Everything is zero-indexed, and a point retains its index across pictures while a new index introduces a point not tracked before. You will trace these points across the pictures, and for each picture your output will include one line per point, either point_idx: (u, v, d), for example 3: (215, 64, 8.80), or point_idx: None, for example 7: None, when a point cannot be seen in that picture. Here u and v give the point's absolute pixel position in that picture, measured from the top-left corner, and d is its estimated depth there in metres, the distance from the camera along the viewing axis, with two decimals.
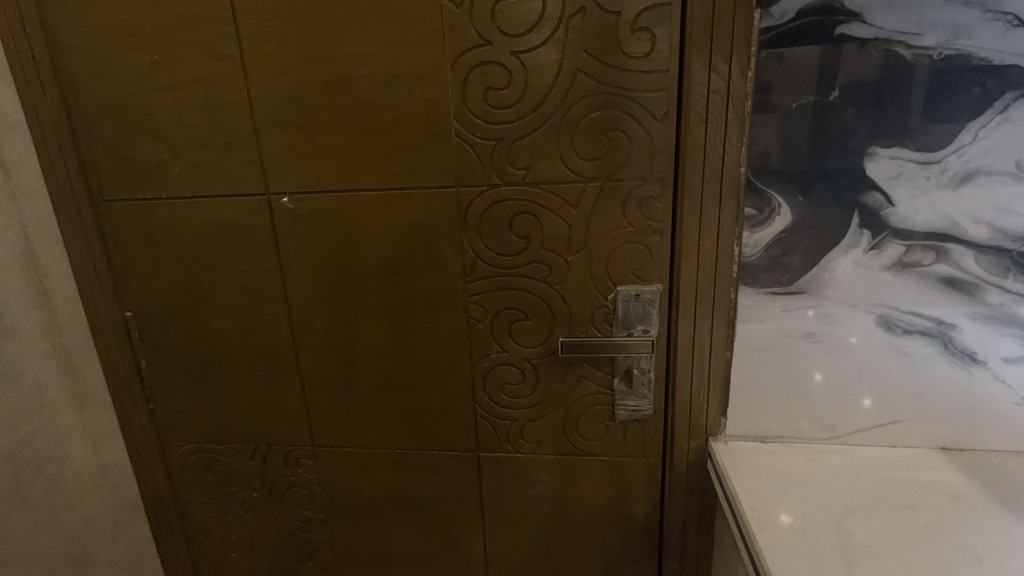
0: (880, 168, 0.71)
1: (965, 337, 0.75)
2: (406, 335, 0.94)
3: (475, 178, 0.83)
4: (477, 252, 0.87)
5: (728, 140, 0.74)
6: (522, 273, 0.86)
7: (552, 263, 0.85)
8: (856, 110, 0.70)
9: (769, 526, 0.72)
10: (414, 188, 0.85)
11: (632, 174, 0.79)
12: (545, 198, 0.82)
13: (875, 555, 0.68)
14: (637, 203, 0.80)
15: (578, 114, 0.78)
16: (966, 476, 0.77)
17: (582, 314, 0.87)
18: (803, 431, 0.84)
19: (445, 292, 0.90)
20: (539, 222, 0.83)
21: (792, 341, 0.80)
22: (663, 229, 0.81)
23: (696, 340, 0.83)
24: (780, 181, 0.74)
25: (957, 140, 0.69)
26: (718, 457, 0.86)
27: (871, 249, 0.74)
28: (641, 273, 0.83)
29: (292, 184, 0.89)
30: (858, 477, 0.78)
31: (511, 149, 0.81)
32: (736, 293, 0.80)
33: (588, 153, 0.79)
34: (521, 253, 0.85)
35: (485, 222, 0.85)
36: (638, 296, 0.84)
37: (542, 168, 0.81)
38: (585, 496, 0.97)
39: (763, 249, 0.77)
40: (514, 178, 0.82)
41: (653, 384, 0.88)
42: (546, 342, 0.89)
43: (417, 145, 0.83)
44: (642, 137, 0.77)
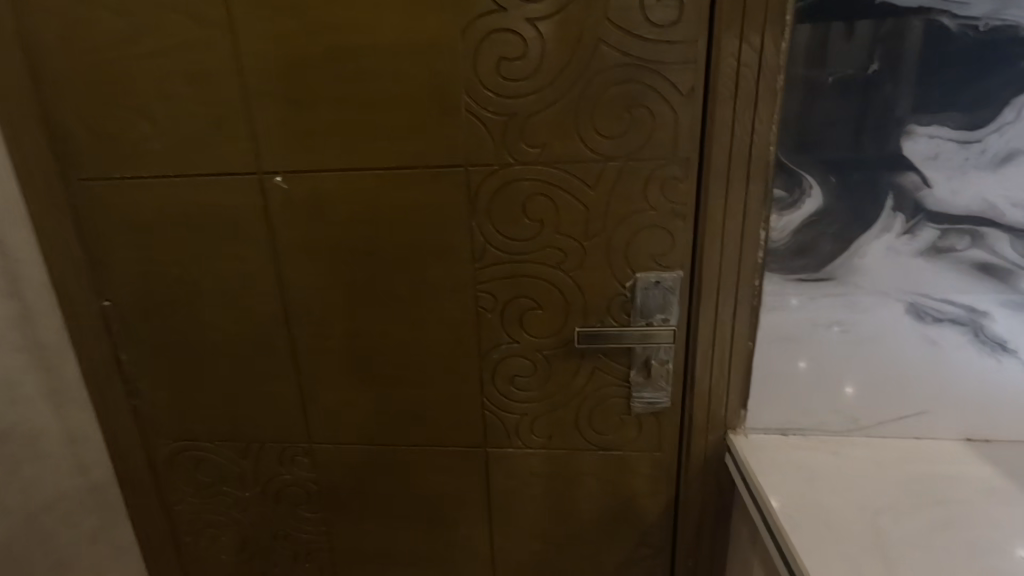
0: (918, 147, 0.67)
1: (997, 326, 0.72)
2: (409, 326, 0.88)
3: (485, 157, 0.77)
4: (486, 236, 0.81)
5: (758, 117, 0.70)
6: (534, 259, 0.81)
7: (566, 248, 0.80)
8: (895, 85, 0.66)
9: (802, 526, 0.70)
10: (420, 167, 0.79)
11: (655, 153, 0.74)
12: (560, 179, 0.77)
13: (911, 554, 0.65)
14: (659, 184, 0.75)
15: (598, 88, 0.72)
16: (995, 469, 0.74)
17: (597, 302, 0.82)
18: (825, 423, 0.81)
19: (452, 280, 0.85)
20: (553, 205, 0.78)
21: (818, 331, 0.77)
22: (686, 212, 0.76)
23: (718, 329, 0.79)
24: (811, 161, 0.70)
25: (999, 118, 0.65)
26: (738, 452, 0.82)
27: (904, 233, 0.70)
28: (662, 259, 0.79)
29: (286, 163, 0.82)
30: (885, 471, 0.75)
31: (524, 126, 0.75)
32: (761, 280, 0.76)
33: (608, 130, 0.74)
34: (533, 237, 0.80)
35: (495, 205, 0.79)
36: (657, 284, 0.80)
37: (558, 147, 0.76)
38: (597, 491, 0.94)
39: (791, 234, 0.73)
40: (528, 157, 0.77)
41: (671, 376, 0.84)
42: (558, 332, 0.85)
43: (424, 121, 0.77)
44: (666, 114, 0.72)
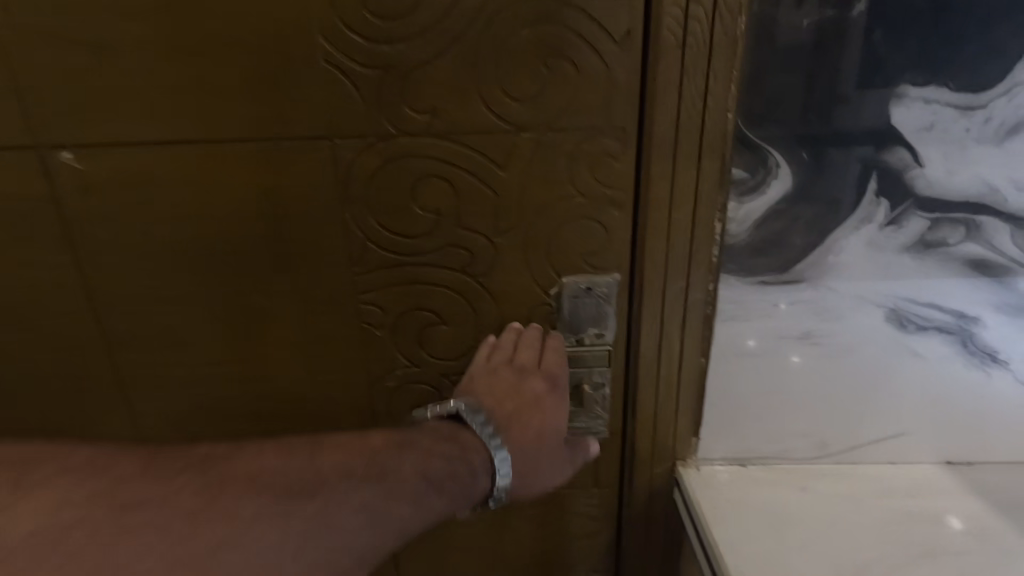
0: (909, 115, 0.53)
1: (990, 334, 0.61)
2: (275, 349, 0.68)
3: (359, 126, 0.57)
4: (368, 232, 0.62)
5: (713, 73, 0.53)
6: (433, 261, 0.63)
7: (473, 247, 0.62)
8: (886, 31, 0.50)
9: None
10: (270, 141, 0.58)
11: (582, 122, 0.56)
12: (460, 156, 0.58)
13: None
14: (588, 162, 0.58)
15: (504, 31, 0.53)
16: (982, 502, 0.63)
17: (514, 315, 0.65)
18: (790, 451, 0.67)
19: (328, 289, 0.65)
20: (453, 190, 0.59)
21: (783, 345, 0.62)
22: (622, 200, 0.59)
23: (664, 345, 0.63)
24: (779, 132, 0.55)
25: (1009, 77, 0.51)
26: (689, 490, 0.67)
27: (888, 224, 0.56)
28: (593, 259, 0.62)
29: (75, 134, 0.58)
30: (860, 511, 0.63)
31: (408, 83, 0.55)
32: (716, 284, 0.61)
33: (521, 90, 0.55)
34: (431, 233, 0.61)
35: (377, 191, 0.60)
36: (589, 290, 0.63)
37: (454, 112, 0.56)
38: (524, 537, 0.77)
39: (753, 226, 0.58)
40: (416, 127, 0.57)
41: (608, 402, 0.68)
42: (469, 352, 0.67)
43: (268, 75, 0.55)
44: (595, 68, 0.54)
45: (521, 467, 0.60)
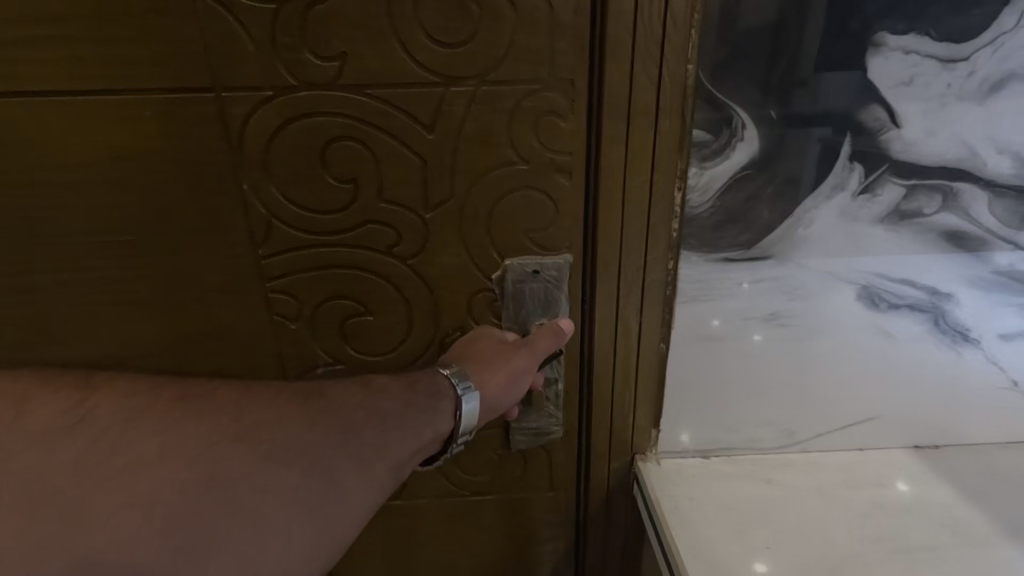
0: (887, 69, 0.47)
1: (961, 311, 0.57)
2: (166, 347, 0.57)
3: (252, 75, 0.47)
4: (270, 206, 0.52)
5: (673, 15, 0.45)
6: (353, 241, 0.53)
7: (400, 224, 0.53)
8: None
9: None
10: (138, 94, 0.47)
11: (522, 71, 0.47)
12: (377, 113, 0.49)
13: None
14: (532, 122, 0.49)
15: None
16: (951, 487, 0.60)
17: (451, 301, 0.56)
18: (756, 440, 0.63)
19: (228, 275, 0.55)
20: (372, 155, 0.50)
21: (749, 327, 0.57)
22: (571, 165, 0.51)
23: (620, 331, 0.57)
24: (745, 86, 0.48)
25: (994, 26, 0.46)
26: (649, 487, 0.61)
27: (861, 193, 0.51)
28: (541, 239, 0.54)
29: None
30: (828, 503, 0.59)
31: (307, 22, 0.45)
32: (676, 262, 0.54)
33: (445, 31, 0.46)
34: (348, 208, 0.52)
35: (281, 156, 0.50)
36: (537, 273, 0.55)
37: (366, 58, 0.47)
38: (474, 547, 0.70)
39: (716, 196, 0.51)
40: (322, 77, 0.47)
41: (562, 401, 0.61)
42: (400, 346, 0.58)
43: (131, 9, 0.45)
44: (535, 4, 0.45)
45: (478, 365, 0.51)
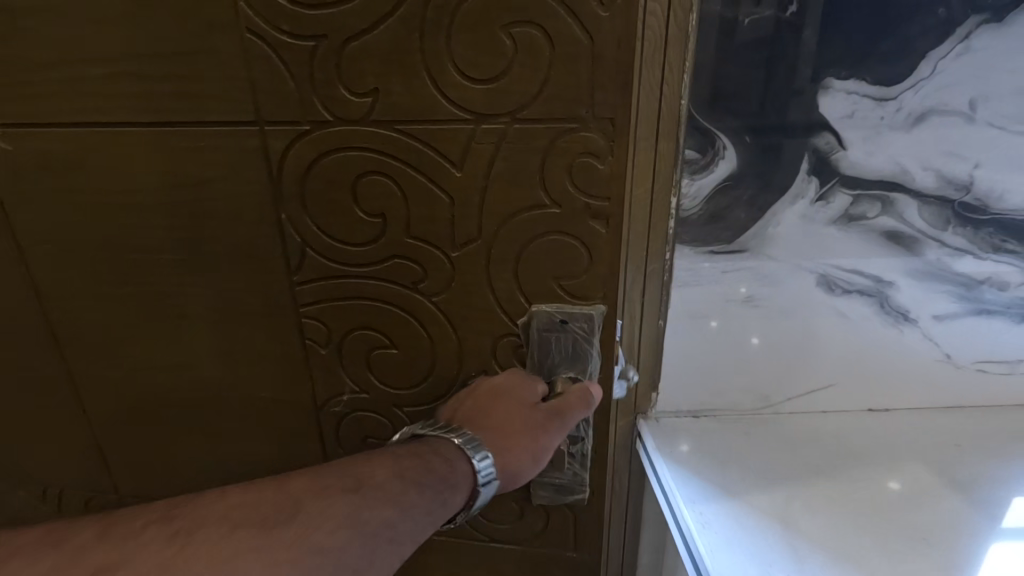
0: (835, 104, 0.60)
1: (901, 296, 0.71)
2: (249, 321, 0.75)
3: (290, 110, 0.62)
4: (306, 234, 0.68)
5: (667, 64, 0.58)
6: (374, 268, 0.69)
7: (416, 256, 0.67)
8: (816, 29, 0.57)
9: (711, 519, 0.65)
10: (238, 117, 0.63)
11: (556, 108, 0.58)
12: (393, 163, 0.63)
13: (821, 544, 0.62)
14: (570, 162, 0.60)
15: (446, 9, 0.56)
16: (897, 439, 0.74)
17: (473, 335, 0.71)
18: (736, 403, 0.76)
19: (276, 278, 0.71)
20: (394, 196, 0.64)
21: (730, 307, 0.70)
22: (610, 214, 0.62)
23: (626, 313, 0.69)
24: (725, 115, 0.61)
25: (916, 72, 0.59)
26: (648, 439, 0.74)
27: (818, 200, 0.64)
28: (570, 286, 0.66)
29: (90, 107, 0.65)
30: (794, 449, 0.72)
31: (344, 63, 0.59)
32: (671, 254, 0.67)
33: (479, 71, 0.58)
34: (375, 242, 0.67)
35: (315, 190, 0.65)
36: (564, 324, 0.68)
37: (398, 94, 0.60)
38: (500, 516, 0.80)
39: (703, 201, 0.64)
40: (354, 111, 0.61)
41: (583, 461, 0.75)
42: (426, 357, 0.73)
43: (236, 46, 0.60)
44: (576, 40, 0.56)
45: (508, 444, 0.64)
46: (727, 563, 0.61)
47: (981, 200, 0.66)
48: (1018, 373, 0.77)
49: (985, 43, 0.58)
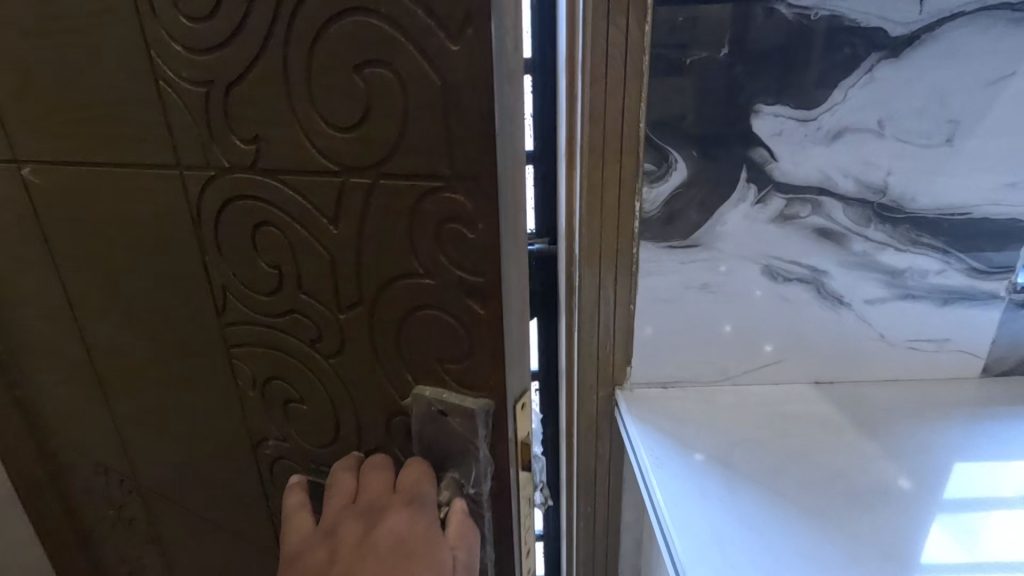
0: (764, 124, 0.74)
1: (835, 283, 0.83)
2: (183, 352, 0.81)
3: (196, 157, 0.64)
4: (227, 282, 0.71)
5: (628, 96, 0.73)
6: (281, 321, 0.71)
7: (314, 315, 0.68)
8: (745, 66, 0.72)
9: (666, 462, 0.78)
10: (162, 160, 0.67)
11: (421, 164, 0.54)
12: (273, 216, 0.64)
13: (755, 480, 0.74)
14: (449, 235, 0.56)
15: (301, 53, 0.53)
16: (834, 405, 0.86)
17: (368, 400, 0.70)
18: (698, 375, 0.89)
19: (195, 320, 0.77)
20: (280, 242, 0.65)
21: (688, 293, 0.83)
22: (486, 294, 0.57)
23: (601, 296, 0.84)
24: (677, 136, 0.76)
25: (830, 98, 0.73)
26: (622, 405, 0.88)
27: (757, 202, 0.78)
28: (455, 371, 0.62)
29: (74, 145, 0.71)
30: (743, 411, 0.86)
31: (229, 116, 0.60)
32: (638, 248, 0.81)
33: (344, 121, 0.55)
34: (276, 292, 0.69)
35: (225, 242, 0.69)
36: (444, 414, 0.64)
37: (271, 143, 0.59)
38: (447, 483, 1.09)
39: (662, 204, 0.79)
40: (242, 157, 0.62)
41: None
42: (336, 417, 0.74)
43: (161, 92, 0.63)
44: (430, 83, 0.50)
45: None
46: (673, 492, 0.74)
47: (896, 202, 0.78)
48: (947, 351, 0.88)
49: (885, 74, 0.72)
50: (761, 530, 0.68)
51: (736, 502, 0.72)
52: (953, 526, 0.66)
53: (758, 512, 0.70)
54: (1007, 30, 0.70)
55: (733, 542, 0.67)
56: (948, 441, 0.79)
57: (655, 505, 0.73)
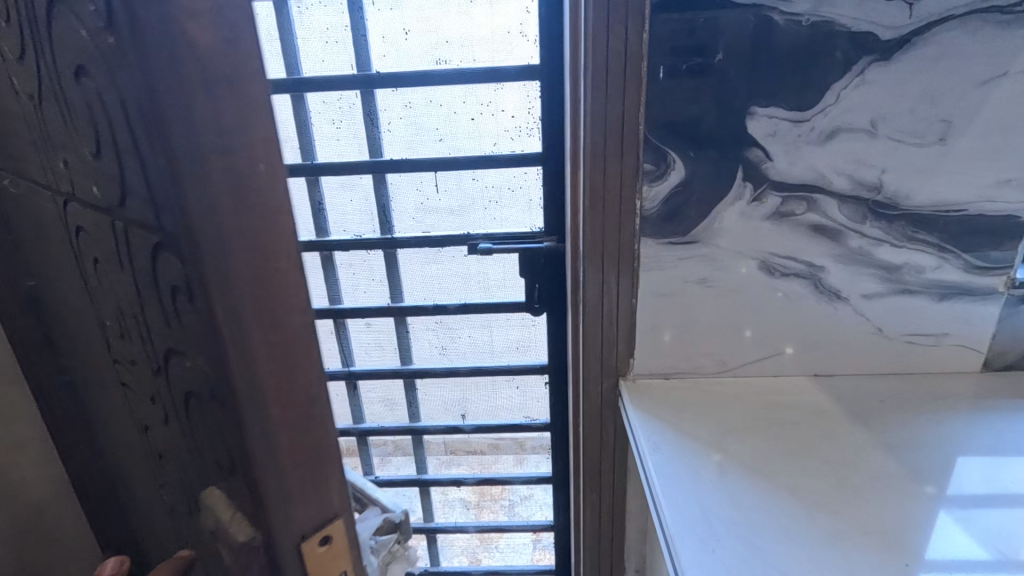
0: (759, 125, 0.78)
1: (832, 277, 0.86)
2: (87, 381, 0.73)
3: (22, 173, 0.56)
4: (85, 316, 0.61)
5: (628, 99, 0.78)
6: (127, 371, 0.58)
7: (137, 369, 0.54)
8: (738, 71, 0.76)
9: (661, 446, 0.79)
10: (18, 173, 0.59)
11: (138, 195, 0.37)
12: (88, 245, 0.51)
13: (747, 465, 0.75)
14: (176, 288, 0.38)
15: (45, 37, 0.41)
16: (830, 396, 0.88)
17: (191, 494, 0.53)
18: (698, 366, 0.93)
19: (77, 352, 0.69)
20: (101, 281, 0.52)
21: (687, 287, 0.87)
22: (220, 389, 0.38)
23: (604, 291, 0.88)
24: (675, 139, 0.80)
25: (822, 100, 0.76)
26: (624, 395, 0.92)
27: (753, 200, 0.82)
28: (230, 483, 0.43)
29: None
30: (741, 401, 0.88)
31: (32, 127, 0.50)
32: (638, 245, 0.86)
33: (86, 135, 0.41)
34: (115, 335, 0.57)
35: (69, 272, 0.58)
36: (217, 536, 0.46)
37: (60, 161, 0.48)
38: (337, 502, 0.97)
39: (661, 203, 0.83)
40: (54, 176, 0.51)
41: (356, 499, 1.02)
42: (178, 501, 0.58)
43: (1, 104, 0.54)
44: (112, 79, 0.33)
45: None
46: (665, 471, 0.75)
47: (891, 199, 0.81)
48: (945, 345, 0.90)
49: (877, 76, 0.75)
50: (749, 506, 0.68)
51: (728, 483, 0.72)
52: (950, 520, 0.64)
53: (748, 492, 0.70)
54: (996, 33, 0.72)
55: (719, 516, 0.67)
56: (948, 430, 0.79)
57: (649, 482, 0.74)
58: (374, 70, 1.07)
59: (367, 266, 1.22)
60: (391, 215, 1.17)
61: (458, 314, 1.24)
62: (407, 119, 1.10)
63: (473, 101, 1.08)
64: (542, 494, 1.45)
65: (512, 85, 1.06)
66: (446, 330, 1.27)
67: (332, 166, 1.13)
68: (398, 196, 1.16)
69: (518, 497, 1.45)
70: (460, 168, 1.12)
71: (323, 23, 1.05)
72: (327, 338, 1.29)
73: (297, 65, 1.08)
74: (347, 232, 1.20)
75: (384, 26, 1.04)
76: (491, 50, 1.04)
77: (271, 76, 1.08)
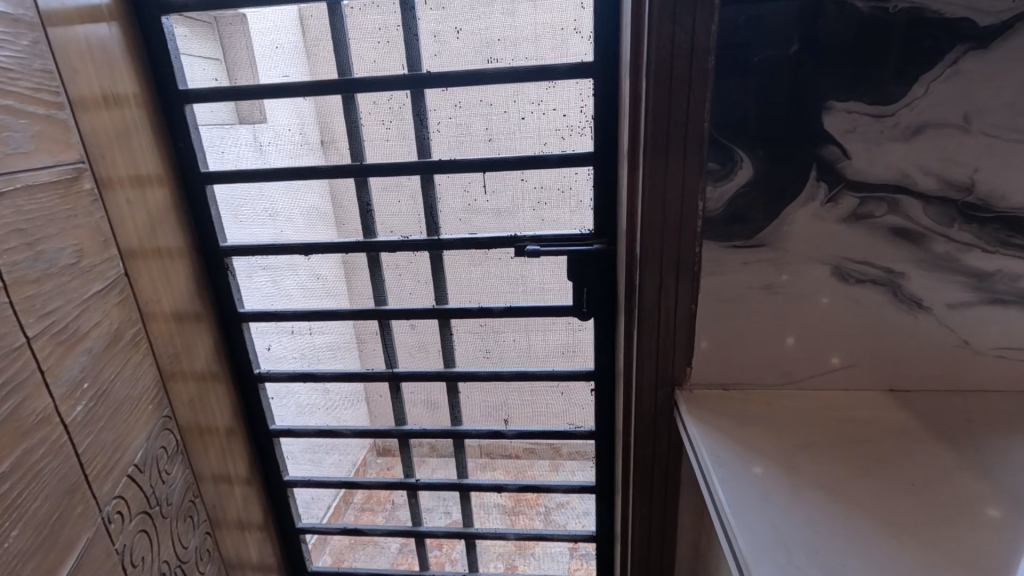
0: (837, 121, 0.73)
1: (914, 286, 0.80)
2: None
3: None
4: None
5: (693, 94, 0.74)
6: None
7: None
8: (817, 62, 0.71)
9: (725, 461, 0.75)
10: None
11: None
12: None
13: (818, 484, 0.70)
14: None
15: None
16: (909, 413, 0.82)
17: None
18: (761, 377, 0.88)
19: None
20: None
21: (751, 293, 0.83)
22: None
23: (662, 295, 0.84)
24: (743, 136, 0.75)
25: (909, 94, 0.71)
26: (682, 404, 0.88)
27: (827, 201, 0.77)
28: None
29: None
30: (808, 415, 0.83)
31: None
32: (700, 247, 0.81)
33: None
34: None
35: None
36: None
37: None
38: None
39: (726, 204, 0.78)
40: None
41: None
42: None
43: None
44: None
45: None
46: (732, 487, 0.71)
47: (983, 200, 0.74)
48: None
49: (973, 66, 0.68)
50: (825, 529, 0.63)
51: (800, 501, 0.67)
52: None
53: (825, 515, 0.65)
54: None
55: (794, 536, 0.63)
56: None
57: (716, 498, 0.70)
58: (424, 70, 1.06)
59: (413, 267, 1.21)
60: (437, 216, 1.16)
61: (503, 317, 1.22)
62: (455, 120, 1.09)
63: (524, 100, 1.06)
64: (581, 502, 1.41)
65: (563, 83, 1.04)
66: (491, 333, 1.25)
67: (378, 167, 1.13)
68: (445, 196, 1.15)
69: (557, 504, 1.42)
70: (509, 168, 1.10)
71: (375, 23, 1.05)
72: (371, 338, 1.29)
73: (348, 66, 1.08)
74: (393, 233, 1.19)
75: (434, 25, 1.03)
76: (544, 47, 1.02)
77: (320, 77, 1.08)
